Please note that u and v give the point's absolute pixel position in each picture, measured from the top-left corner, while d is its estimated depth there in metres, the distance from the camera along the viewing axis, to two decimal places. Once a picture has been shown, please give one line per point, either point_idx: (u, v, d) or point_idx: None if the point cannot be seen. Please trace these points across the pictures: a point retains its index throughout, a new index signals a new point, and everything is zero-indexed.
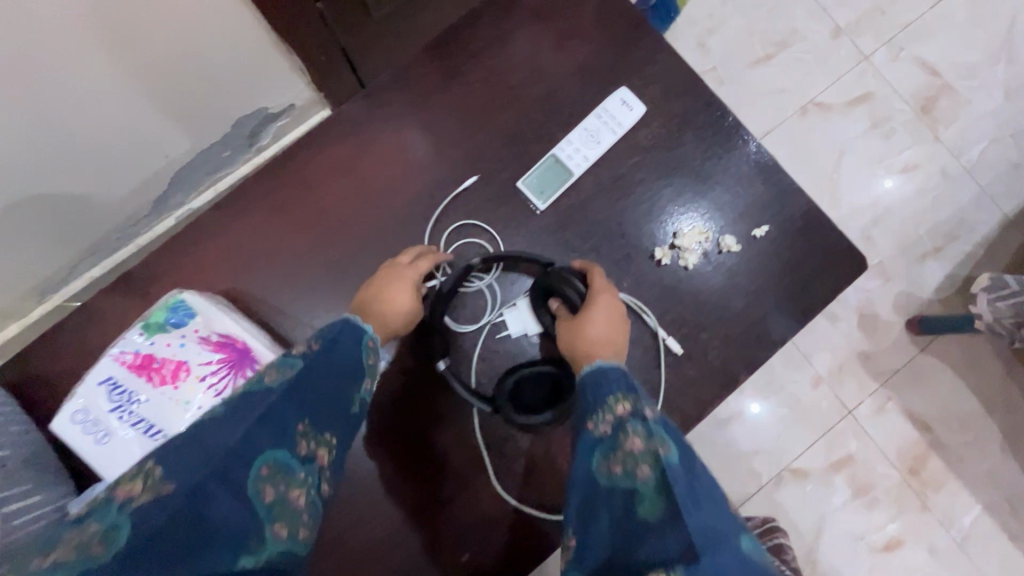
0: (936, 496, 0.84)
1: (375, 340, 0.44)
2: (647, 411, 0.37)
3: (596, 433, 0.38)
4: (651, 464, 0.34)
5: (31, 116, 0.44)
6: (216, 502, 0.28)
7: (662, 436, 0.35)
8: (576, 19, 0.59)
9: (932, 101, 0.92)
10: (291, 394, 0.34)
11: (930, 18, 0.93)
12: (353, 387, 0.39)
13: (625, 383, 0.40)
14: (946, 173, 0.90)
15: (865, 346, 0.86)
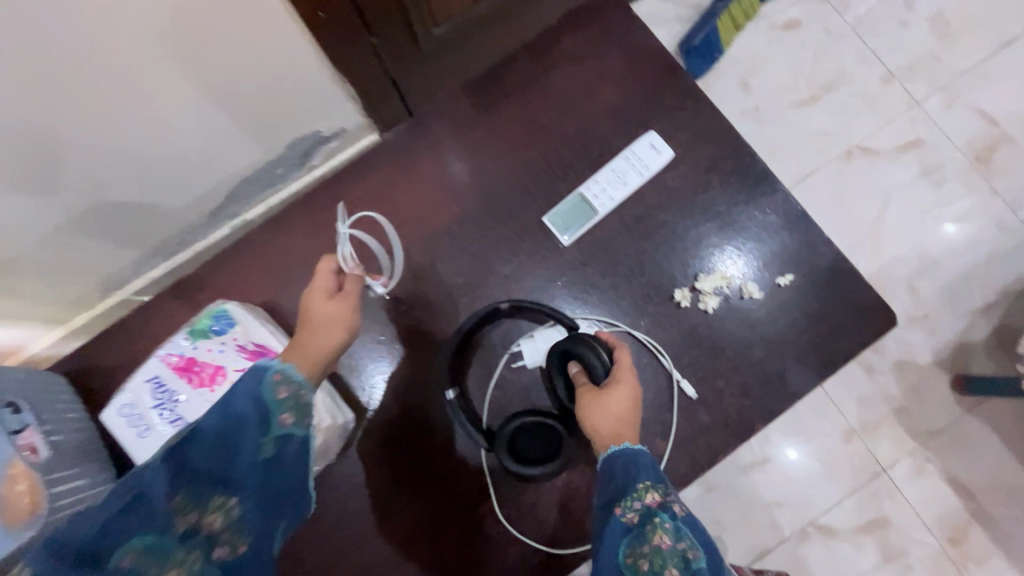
0: (977, 572, 0.78)
1: (285, 371, 0.48)
2: (675, 509, 0.45)
3: (625, 519, 0.44)
4: (680, 564, 0.40)
5: (127, 118, 0.54)
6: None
7: (687, 537, 0.42)
8: (589, 106, 0.78)
9: (989, 151, 0.88)
10: (170, 472, 0.39)
11: (990, 66, 0.90)
12: (258, 437, 0.44)
13: (651, 472, 0.47)
14: (1002, 226, 0.86)
15: (904, 403, 0.82)
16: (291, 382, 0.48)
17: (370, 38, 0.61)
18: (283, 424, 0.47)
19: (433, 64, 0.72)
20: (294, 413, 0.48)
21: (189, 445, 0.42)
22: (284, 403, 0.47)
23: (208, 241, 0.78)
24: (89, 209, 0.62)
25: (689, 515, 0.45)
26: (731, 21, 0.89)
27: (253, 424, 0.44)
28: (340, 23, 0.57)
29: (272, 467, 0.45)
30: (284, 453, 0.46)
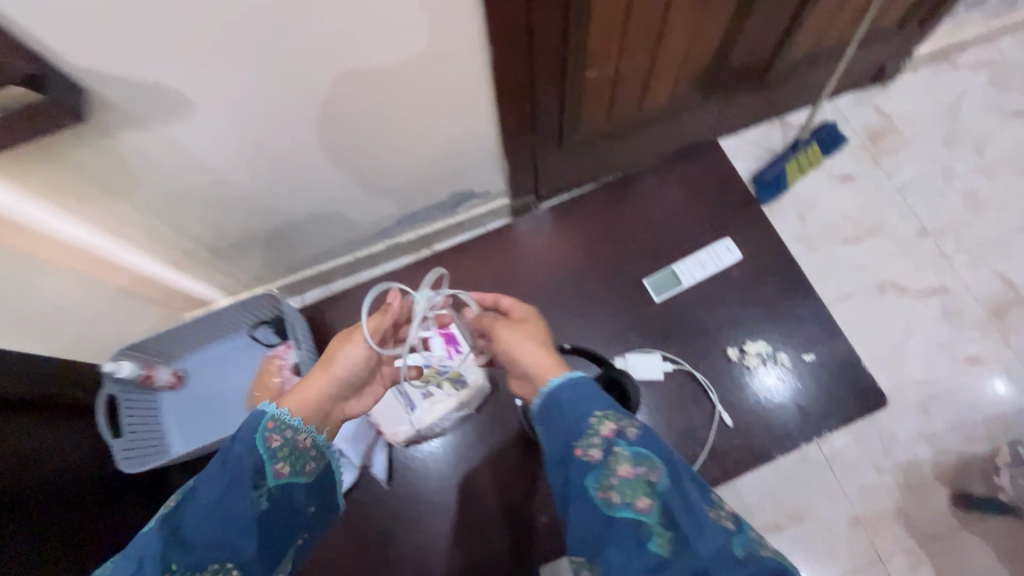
0: None
1: (282, 426, 0.57)
2: (629, 433, 0.51)
3: (588, 456, 0.51)
4: (645, 486, 0.48)
5: (324, 186, 0.89)
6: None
7: (644, 459, 0.49)
8: (668, 225, 1.12)
9: (1005, 309, 1.05)
10: (169, 538, 0.49)
11: (1012, 241, 1.09)
12: (254, 499, 0.53)
13: (594, 404, 0.55)
14: (1011, 373, 1.01)
15: (906, 505, 0.95)
16: (286, 430, 0.57)
17: (530, 137, 0.94)
18: (278, 476, 0.55)
19: (560, 159, 1.04)
20: (287, 461, 0.56)
21: (183, 513, 0.50)
22: (280, 457, 0.56)
23: (369, 251, 1.10)
24: (297, 223, 0.96)
25: (644, 434, 0.52)
26: (800, 165, 1.13)
27: (250, 485, 0.52)
28: (518, 113, 0.87)
29: (267, 519, 0.54)
30: (280, 501, 0.55)
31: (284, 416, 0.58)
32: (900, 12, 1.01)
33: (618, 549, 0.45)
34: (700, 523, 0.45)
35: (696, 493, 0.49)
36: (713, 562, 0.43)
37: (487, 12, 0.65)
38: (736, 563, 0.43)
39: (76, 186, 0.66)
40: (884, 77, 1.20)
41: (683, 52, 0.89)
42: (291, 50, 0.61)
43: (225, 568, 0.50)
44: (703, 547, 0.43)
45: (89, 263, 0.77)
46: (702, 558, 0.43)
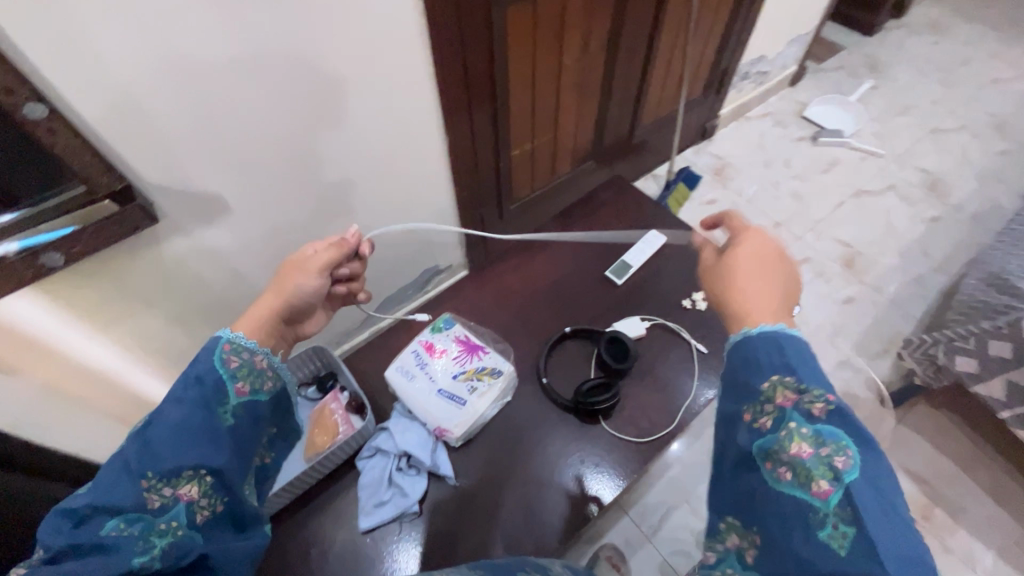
0: (952, 538, 1.05)
1: (238, 344, 0.54)
2: (812, 409, 0.44)
3: (760, 424, 0.47)
4: (825, 473, 0.41)
5: None
6: (92, 534, 0.42)
7: (829, 441, 0.42)
8: None
9: (852, 260, 1.41)
10: (139, 452, 0.46)
11: (836, 215, 1.50)
12: (222, 411, 0.51)
13: (774, 368, 0.48)
14: (876, 302, 1.34)
15: (855, 420, 1.18)
16: (241, 351, 0.54)
17: (480, 215, 1.19)
18: (240, 394, 0.52)
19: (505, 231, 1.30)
20: (247, 381, 0.53)
21: (150, 428, 0.48)
22: (239, 368, 0.53)
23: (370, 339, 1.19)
24: None
25: (839, 413, 0.43)
26: (677, 199, 1.44)
27: (210, 398, 0.50)
28: (471, 196, 1.12)
29: (237, 432, 0.52)
30: (246, 418, 0.53)
31: (239, 338, 0.55)
32: (701, 87, 1.47)
33: (783, 529, 0.42)
34: (890, 531, 0.39)
35: (900, 494, 0.41)
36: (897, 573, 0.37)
37: (442, 112, 0.92)
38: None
39: (113, 297, 0.72)
40: (708, 133, 1.65)
41: (574, 128, 1.22)
42: (307, 158, 0.81)
43: (199, 476, 0.48)
44: (887, 553, 0.38)
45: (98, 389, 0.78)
46: (889, 568, 0.37)
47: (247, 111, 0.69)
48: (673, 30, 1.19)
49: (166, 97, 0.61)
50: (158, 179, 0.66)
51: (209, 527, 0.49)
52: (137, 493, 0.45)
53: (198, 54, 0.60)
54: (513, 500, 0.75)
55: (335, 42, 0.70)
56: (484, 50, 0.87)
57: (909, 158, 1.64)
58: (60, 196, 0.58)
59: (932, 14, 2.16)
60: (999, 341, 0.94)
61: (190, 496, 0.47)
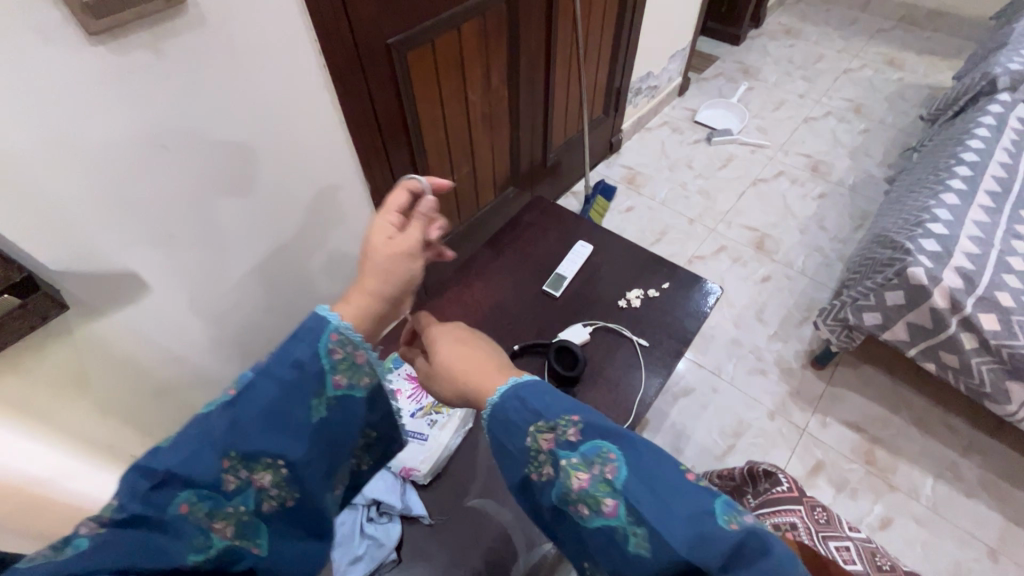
0: (896, 477, 1.14)
1: (344, 331, 0.49)
2: (569, 437, 0.45)
3: (544, 476, 0.46)
4: (608, 492, 0.41)
5: (261, 352, 1.00)
6: (164, 506, 0.41)
7: (596, 457, 0.43)
8: None
9: (762, 242, 1.55)
10: (226, 428, 0.44)
11: (740, 204, 1.65)
12: (310, 404, 0.47)
13: (526, 420, 0.47)
14: (789, 276, 1.47)
15: (793, 385, 1.27)
16: (349, 344, 0.49)
17: None
18: (336, 386, 0.49)
19: (439, 266, 1.32)
20: (347, 373, 0.49)
21: (246, 405, 0.45)
22: (344, 355, 0.49)
23: None
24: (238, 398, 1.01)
25: (590, 428, 0.45)
26: (598, 211, 1.52)
27: (304, 387, 0.47)
28: None
29: (326, 429, 0.49)
30: (339, 412, 0.49)
31: (348, 328, 0.49)
32: (601, 107, 1.58)
33: (608, 554, 0.42)
34: (672, 509, 0.39)
35: (672, 468, 0.42)
36: (693, 548, 0.37)
37: (358, 155, 0.93)
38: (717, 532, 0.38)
39: (38, 398, 0.66)
40: (616, 147, 1.77)
41: (491, 158, 1.27)
42: (226, 220, 0.79)
43: (275, 467, 0.46)
44: (678, 537, 0.38)
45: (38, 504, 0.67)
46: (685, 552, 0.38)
47: (157, 177, 0.67)
48: (565, 58, 1.29)
49: (68, 172, 0.58)
50: (65, 263, 0.63)
51: (273, 518, 0.48)
52: (216, 473, 0.43)
53: (95, 129, 0.58)
54: (491, 523, 0.74)
55: (239, 102, 0.71)
56: (389, 93, 0.90)
57: (791, 146, 1.84)
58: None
59: (785, 22, 2.46)
60: (892, 291, 1.05)
61: (261, 483, 0.46)
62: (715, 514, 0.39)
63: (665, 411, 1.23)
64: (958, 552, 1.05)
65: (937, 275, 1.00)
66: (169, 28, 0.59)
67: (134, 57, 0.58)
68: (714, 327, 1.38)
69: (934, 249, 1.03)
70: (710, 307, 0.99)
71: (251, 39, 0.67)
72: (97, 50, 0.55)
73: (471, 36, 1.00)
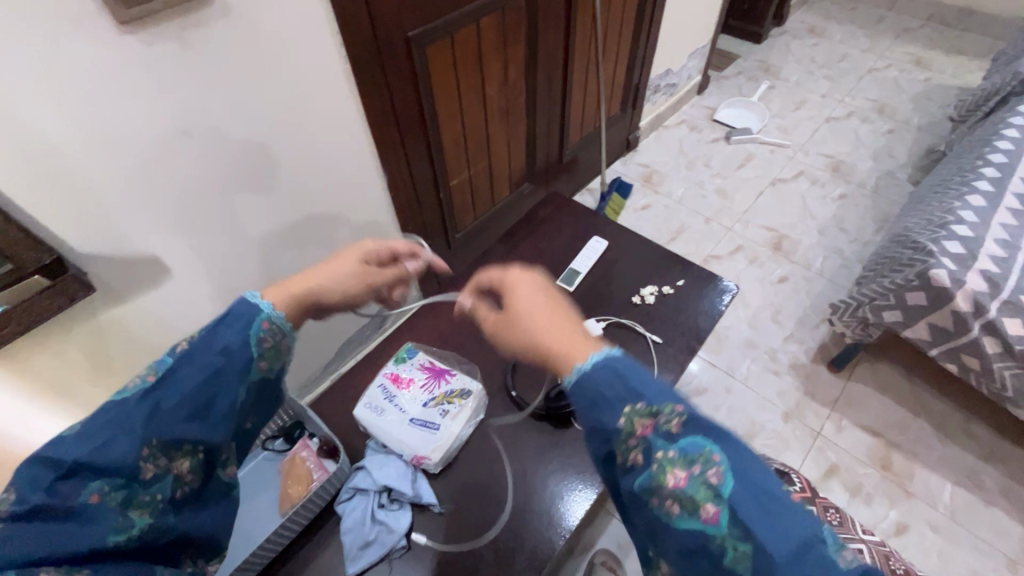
0: (912, 483, 1.12)
1: (272, 316, 0.49)
2: (667, 428, 0.41)
3: (629, 462, 0.42)
4: (711, 498, 0.39)
5: None
6: (69, 498, 0.39)
7: (697, 457, 0.40)
8: None
9: (779, 243, 1.53)
10: (141, 415, 0.42)
11: (757, 204, 1.63)
12: (235, 389, 0.46)
13: (620, 398, 0.43)
14: (806, 277, 1.45)
15: (808, 387, 1.25)
16: (277, 332, 0.49)
17: (429, 249, 1.21)
18: (261, 369, 0.48)
19: (454, 260, 1.32)
20: (271, 360, 0.49)
21: (162, 391, 0.43)
22: (271, 339, 0.48)
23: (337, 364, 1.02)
24: None
25: (691, 421, 0.42)
26: (614, 208, 1.51)
27: (229, 372, 0.46)
28: (417, 229, 1.14)
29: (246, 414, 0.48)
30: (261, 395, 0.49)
31: (279, 318, 0.49)
32: (618, 104, 1.58)
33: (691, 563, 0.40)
34: (780, 529, 0.37)
35: (773, 482, 0.40)
36: (798, 574, 0.36)
37: (376, 147, 0.94)
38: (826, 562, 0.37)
39: (60, 377, 0.68)
40: (633, 144, 1.76)
41: (507, 153, 1.28)
42: (246, 209, 0.80)
43: (196, 455, 0.45)
44: (786, 559, 0.36)
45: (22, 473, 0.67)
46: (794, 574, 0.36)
47: (178, 164, 0.68)
48: (584, 54, 1.28)
49: (93, 156, 0.60)
50: (91, 247, 0.64)
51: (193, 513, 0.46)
52: (132, 461, 0.41)
53: (120, 118, 0.60)
54: (502, 515, 0.75)
55: (261, 92, 0.72)
56: (408, 86, 0.91)
57: (812, 146, 1.81)
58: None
59: (809, 20, 2.42)
60: (913, 292, 1.03)
61: (180, 472, 0.44)
62: (822, 542, 0.38)
63: None
64: (976, 562, 1.03)
65: (959, 278, 0.98)
66: (195, 20, 0.61)
67: (162, 48, 0.59)
68: (729, 327, 1.36)
69: (958, 251, 1.00)
70: (726, 305, 0.98)
71: (274, 30, 0.68)
72: (126, 39, 0.56)
73: (490, 31, 1.00)
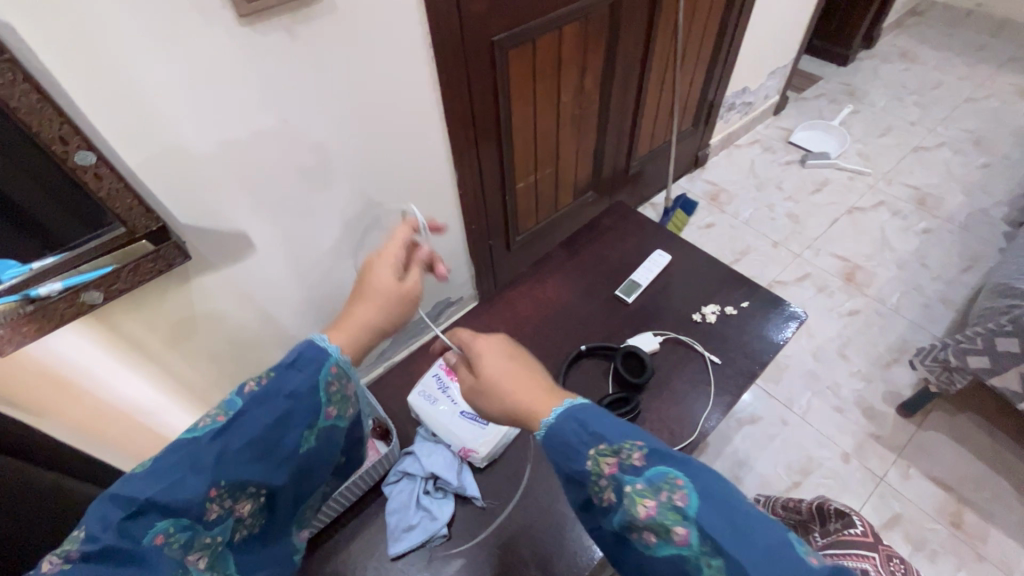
0: (986, 546, 1.03)
1: (341, 366, 0.56)
2: (632, 462, 0.47)
3: (609, 500, 0.48)
4: (678, 522, 0.43)
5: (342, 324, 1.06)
6: (143, 534, 0.45)
7: (661, 486, 0.45)
8: None
9: (852, 274, 1.45)
10: (216, 457, 0.49)
11: (831, 232, 1.55)
12: (300, 438, 0.53)
13: (586, 444, 0.49)
14: (880, 313, 1.36)
15: (873, 429, 1.18)
16: (343, 377, 0.56)
17: (489, 249, 1.24)
18: (329, 418, 0.55)
19: (511, 262, 1.34)
20: (336, 405, 0.56)
21: (233, 432, 0.50)
22: (335, 391, 0.55)
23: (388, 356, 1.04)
24: None
25: (651, 454, 0.47)
26: (677, 224, 1.49)
27: (302, 418, 0.53)
28: (480, 229, 1.17)
29: (305, 458, 0.55)
30: (325, 439, 0.56)
31: (345, 362, 0.56)
32: (691, 119, 1.55)
33: None
34: (746, 537, 0.41)
35: (734, 495, 0.44)
36: None
37: (451, 146, 0.97)
38: (797, 562, 0.40)
39: (148, 337, 0.74)
40: (701, 162, 1.72)
41: (574, 160, 1.28)
42: (330, 194, 0.85)
43: (257, 496, 0.52)
44: (756, 565, 0.40)
45: (110, 418, 0.76)
46: None
47: (272, 150, 0.73)
48: (661, 66, 1.27)
49: (202, 139, 0.65)
50: (194, 218, 0.70)
51: (241, 544, 0.54)
52: (200, 504, 0.47)
53: (233, 102, 0.65)
54: (542, 519, 0.74)
55: (353, 85, 0.76)
56: (487, 88, 0.93)
57: (896, 176, 1.71)
58: (98, 238, 0.61)
59: (901, 44, 2.29)
60: (1005, 338, 0.95)
61: (241, 512, 0.51)
62: (791, 544, 0.42)
63: (727, 436, 1.18)
64: None
65: None
66: (305, 16, 0.65)
67: (273, 38, 0.64)
68: (791, 357, 1.30)
69: None
70: (793, 332, 0.93)
71: (374, 29, 0.73)
72: (244, 30, 0.61)
73: (572, 39, 1.01)
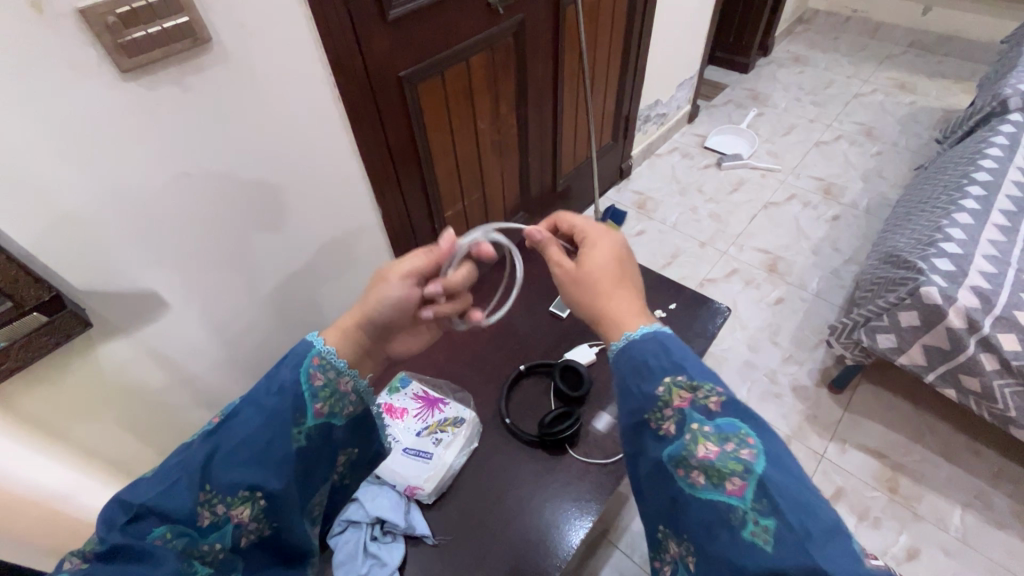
0: (921, 506, 1.09)
1: (329, 358, 0.52)
2: (708, 403, 0.44)
3: (665, 431, 0.45)
4: (743, 476, 0.40)
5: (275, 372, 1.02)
6: (141, 535, 0.44)
7: (732, 436, 0.42)
8: None
9: (774, 265, 1.54)
10: (204, 461, 0.47)
11: (750, 227, 1.65)
12: (288, 437, 0.50)
13: (663, 368, 0.46)
14: (803, 299, 1.45)
15: (809, 409, 1.24)
16: (329, 369, 0.52)
17: None
18: (318, 414, 0.52)
19: None
20: (327, 402, 0.52)
21: (221, 438, 0.48)
22: (327, 382, 0.52)
23: None
24: None
25: (729, 404, 0.44)
26: None
27: (287, 418, 0.49)
28: None
29: (301, 457, 0.51)
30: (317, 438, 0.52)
31: (330, 352, 0.53)
32: (609, 134, 1.61)
33: (712, 535, 0.41)
34: (808, 511, 0.39)
35: (801, 473, 0.42)
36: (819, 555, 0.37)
37: (369, 183, 0.96)
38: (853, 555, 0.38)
39: (53, 414, 0.69)
40: (625, 173, 1.80)
41: (500, 184, 1.31)
42: (246, 242, 0.82)
43: (254, 500, 0.49)
44: (811, 539, 0.38)
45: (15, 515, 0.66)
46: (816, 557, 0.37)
47: (172, 205, 0.70)
48: (572, 86, 1.32)
49: (101, 205, 0.63)
50: (93, 282, 0.66)
51: (249, 548, 0.51)
52: (194, 506, 0.46)
53: (123, 159, 0.62)
54: (500, 545, 0.73)
55: (257, 129, 0.74)
56: (400, 122, 0.94)
57: (802, 170, 1.84)
58: None
59: (793, 50, 2.49)
60: (906, 312, 1.04)
61: (240, 518, 0.49)
62: (847, 536, 0.39)
63: None
64: None
65: (951, 295, 0.99)
66: (195, 65, 0.64)
67: (163, 91, 0.62)
68: (727, 350, 1.36)
69: (948, 268, 1.01)
70: (720, 325, 0.98)
71: (271, 72, 0.72)
72: (129, 84, 0.59)
73: (480, 69, 1.04)
